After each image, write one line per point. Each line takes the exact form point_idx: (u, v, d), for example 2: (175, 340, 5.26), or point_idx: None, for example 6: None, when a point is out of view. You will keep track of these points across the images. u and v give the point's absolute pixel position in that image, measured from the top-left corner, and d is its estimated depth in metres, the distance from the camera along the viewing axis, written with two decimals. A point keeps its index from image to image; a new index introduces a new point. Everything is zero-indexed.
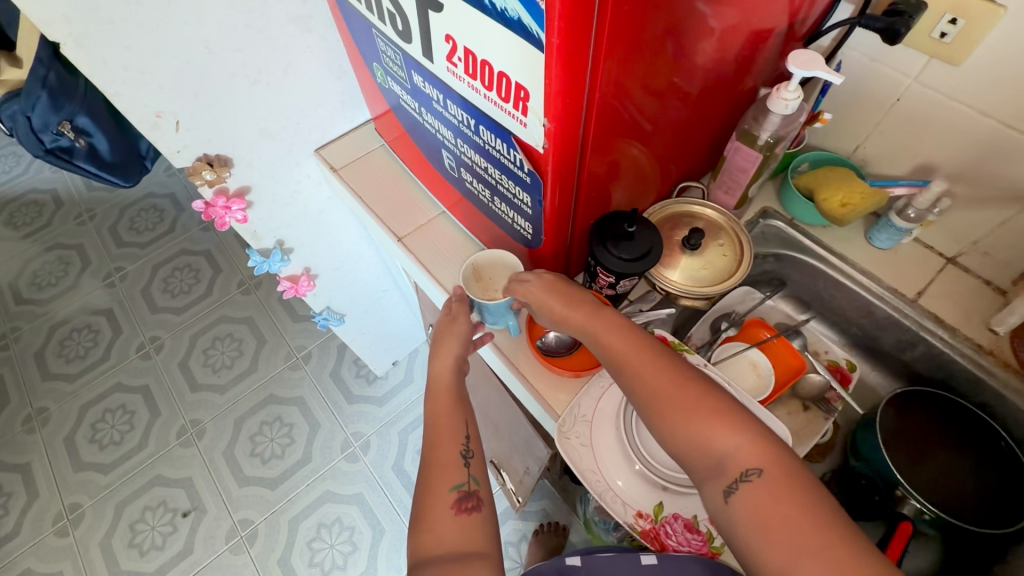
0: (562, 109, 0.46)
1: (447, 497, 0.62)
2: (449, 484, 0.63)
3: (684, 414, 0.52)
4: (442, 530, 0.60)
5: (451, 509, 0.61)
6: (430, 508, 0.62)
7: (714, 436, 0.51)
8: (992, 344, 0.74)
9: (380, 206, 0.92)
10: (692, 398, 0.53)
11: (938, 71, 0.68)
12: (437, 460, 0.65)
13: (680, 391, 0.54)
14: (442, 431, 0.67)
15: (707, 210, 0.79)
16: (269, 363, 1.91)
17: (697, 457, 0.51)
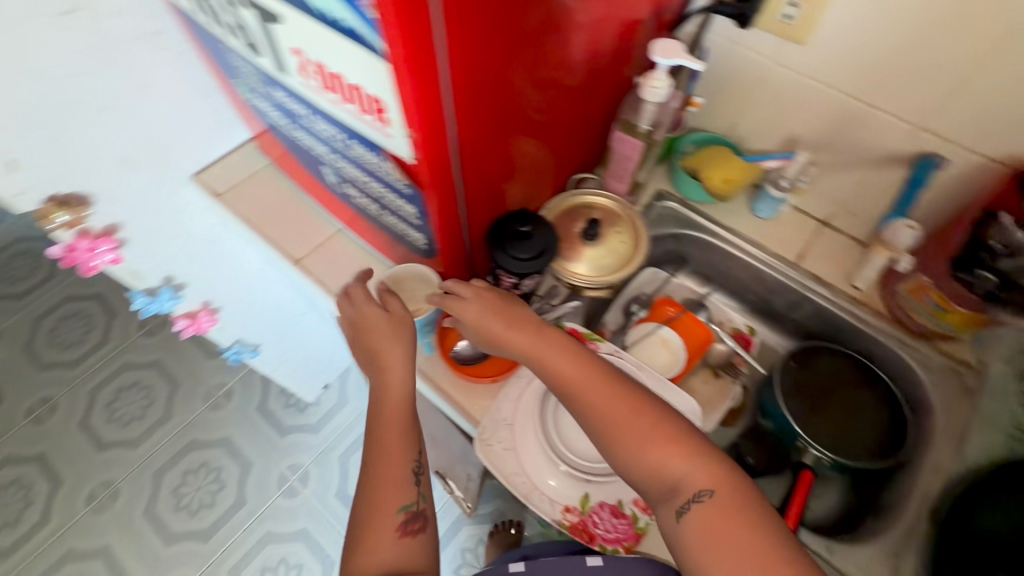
0: (422, 118, 0.44)
1: (393, 518, 0.60)
2: (397, 504, 0.61)
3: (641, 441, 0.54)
4: (382, 552, 0.58)
5: (397, 532, 0.60)
6: (370, 525, 0.60)
7: (669, 463, 0.53)
8: (864, 295, 0.81)
9: (272, 229, 0.86)
10: (649, 428, 0.54)
11: (789, 50, 0.72)
12: (385, 477, 0.61)
13: (632, 416, 0.55)
14: (388, 451, 0.62)
15: (600, 199, 0.80)
16: (186, 406, 1.76)
17: (653, 482, 0.53)
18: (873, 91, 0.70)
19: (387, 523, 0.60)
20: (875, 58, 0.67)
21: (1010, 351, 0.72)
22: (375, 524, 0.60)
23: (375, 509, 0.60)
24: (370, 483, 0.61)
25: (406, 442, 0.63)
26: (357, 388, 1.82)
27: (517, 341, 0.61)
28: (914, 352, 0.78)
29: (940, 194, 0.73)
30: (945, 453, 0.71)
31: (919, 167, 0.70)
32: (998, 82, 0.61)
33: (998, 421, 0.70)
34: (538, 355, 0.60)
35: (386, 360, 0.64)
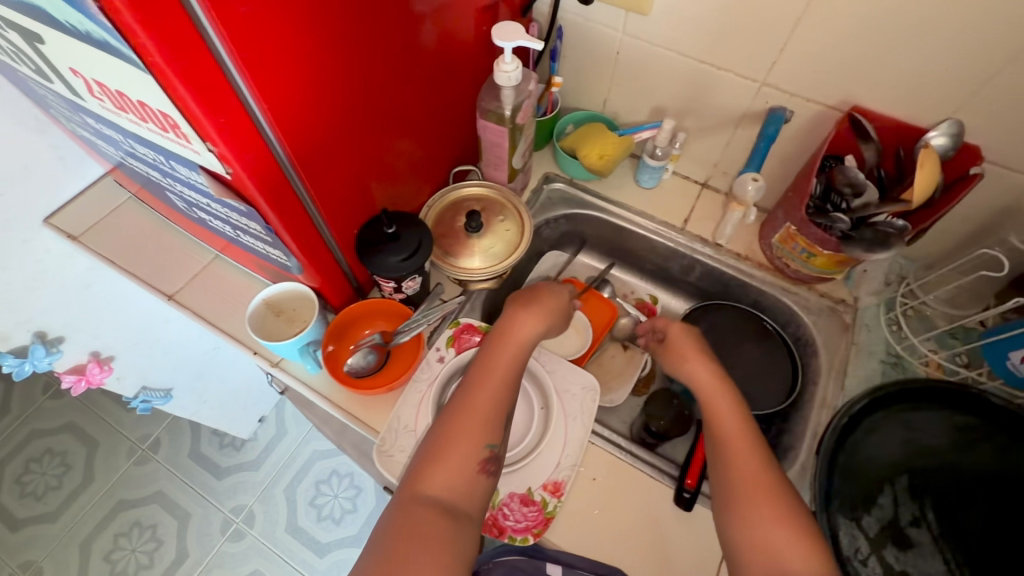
0: (223, 131, 0.42)
1: (478, 451, 0.56)
2: (483, 440, 0.57)
3: (753, 506, 0.55)
4: (450, 475, 0.55)
5: (475, 465, 0.56)
6: (439, 449, 0.56)
7: (777, 540, 0.52)
8: (746, 250, 0.85)
9: (142, 266, 0.80)
10: (763, 496, 0.55)
11: (637, 23, 0.74)
12: (479, 404, 0.59)
13: (755, 476, 0.56)
14: (490, 384, 0.61)
15: (480, 190, 0.80)
16: (109, 466, 1.64)
17: (762, 562, 0.52)
18: (717, 55, 0.72)
19: (461, 454, 0.56)
20: (711, 22, 0.68)
21: (877, 284, 0.79)
22: (450, 449, 0.56)
23: (459, 437, 0.57)
24: (466, 403, 0.59)
25: (502, 391, 0.60)
26: (295, 415, 1.74)
27: (704, 378, 0.67)
28: (796, 297, 0.82)
29: (793, 145, 0.76)
30: (829, 389, 0.75)
31: (769, 122, 0.72)
32: (818, 37, 0.64)
33: (874, 351, 0.76)
34: (711, 396, 0.65)
35: (541, 304, 0.69)
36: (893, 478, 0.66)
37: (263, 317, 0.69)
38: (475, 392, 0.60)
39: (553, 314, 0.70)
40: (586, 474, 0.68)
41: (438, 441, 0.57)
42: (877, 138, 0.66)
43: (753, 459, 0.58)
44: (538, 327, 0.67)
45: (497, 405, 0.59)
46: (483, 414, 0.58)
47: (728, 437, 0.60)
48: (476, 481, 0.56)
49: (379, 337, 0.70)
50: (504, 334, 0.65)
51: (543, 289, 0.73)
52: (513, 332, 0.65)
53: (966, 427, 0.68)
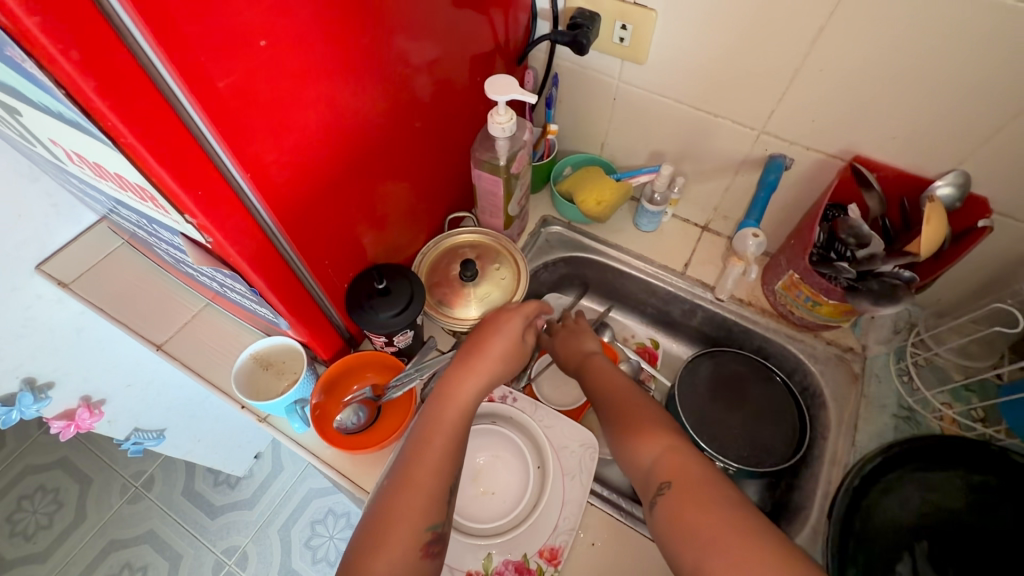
0: (200, 202, 0.40)
1: (417, 536, 0.53)
2: (423, 521, 0.54)
3: (619, 433, 0.61)
4: (386, 563, 0.51)
5: (417, 549, 0.53)
6: (377, 537, 0.52)
7: (642, 448, 0.58)
8: (749, 296, 0.82)
9: (133, 315, 0.79)
10: (629, 426, 0.60)
11: (633, 71, 0.73)
12: (420, 478, 0.56)
13: (622, 409, 0.63)
14: (430, 453, 0.58)
15: (474, 236, 0.78)
16: (100, 504, 1.60)
17: (638, 477, 0.57)
18: (713, 102, 0.71)
19: (400, 539, 0.52)
20: (707, 71, 0.68)
21: (884, 333, 0.77)
22: (388, 538, 0.52)
23: (396, 523, 0.53)
24: (406, 478, 0.56)
25: (446, 463, 0.57)
26: (292, 451, 1.70)
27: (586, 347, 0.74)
28: (802, 344, 0.79)
29: (794, 190, 0.75)
30: (839, 444, 0.71)
31: (768, 169, 0.71)
32: (816, 88, 0.63)
33: (885, 405, 0.72)
34: (592, 362, 0.71)
35: (488, 348, 0.65)
36: (910, 544, 0.63)
37: (251, 371, 0.67)
38: (415, 466, 0.56)
39: (497, 363, 0.65)
40: (586, 539, 0.65)
41: (376, 527, 0.53)
42: (880, 187, 0.64)
43: (623, 399, 0.64)
44: (480, 383, 0.63)
45: (441, 477, 0.56)
46: (424, 489, 0.55)
47: (597, 386, 0.68)
48: (420, 566, 0.52)
49: (369, 391, 0.69)
50: (444, 394, 0.62)
51: (493, 332, 0.66)
52: (452, 397, 0.62)
53: (984, 487, 0.65)
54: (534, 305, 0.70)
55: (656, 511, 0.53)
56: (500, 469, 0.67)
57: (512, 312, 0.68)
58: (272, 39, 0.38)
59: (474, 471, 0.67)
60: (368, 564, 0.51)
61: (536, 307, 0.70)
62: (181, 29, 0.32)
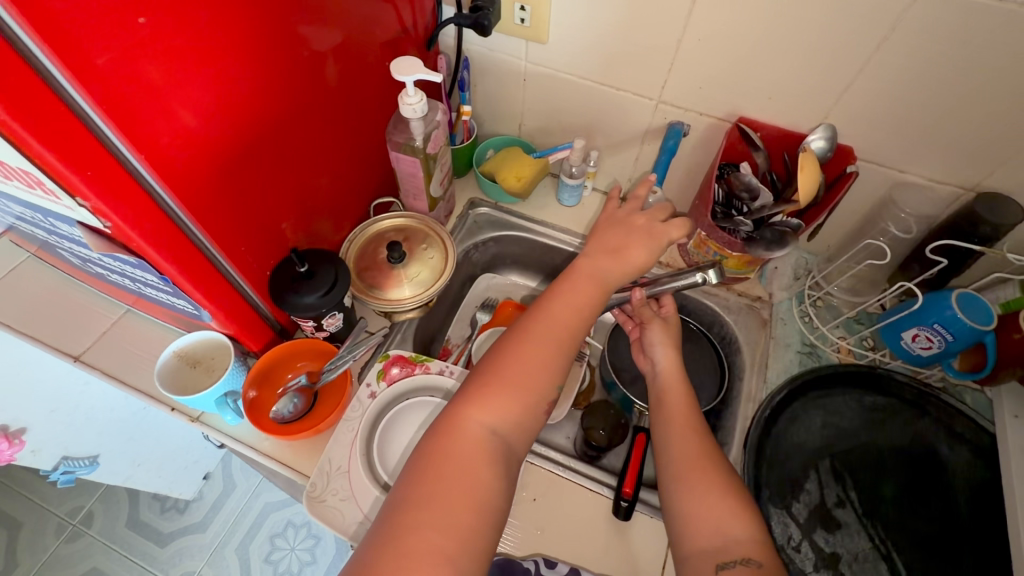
0: (92, 184, 0.40)
1: (545, 389, 0.60)
2: (552, 380, 0.61)
3: (700, 492, 0.57)
4: (501, 414, 0.57)
5: (540, 402, 0.60)
6: (487, 391, 0.58)
7: (724, 516, 0.55)
8: (667, 257, 0.88)
9: (45, 328, 0.76)
10: (715, 490, 0.57)
11: (537, 51, 0.77)
12: (552, 341, 0.62)
13: (702, 463, 0.59)
14: (564, 323, 0.64)
15: (400, 220, 0.80)
16: (35, 548, 1.50)
17: (704, 533, 0.55)
18: (613, 77, 0.76)
19: (512, 399, 0.58)
20: (603, 48, 0.72)
21: (786, 280, 0.85)
22: (498, 396, 0.58)
23: (509, 386, 0.59)
24: (535, 342, 0.62)
25: (568, 339, 0.63)
26: (244, 468, 1.65)
27: (673, 378, 0.69)
28: (717, 298, 0.85)
29: (694, 155, 0.81)
30: (753, 383, 0.78)
31: (669, 135, 0.77)
32: (698, 58, 0.68)
33: (790, 344, 0.80)
34: (673, 389, 0.68)
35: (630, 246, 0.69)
36: (816, 463, 0.70)
37: (175, 369, 0.66)
38: (534, 337, 0.62)
39: (638, 266, 0.69)
40: (527, 495, 0.68)
41: (485, 384, 0.59)
42: (763, 145, 0.71)
43: (698, 449, 0.61)
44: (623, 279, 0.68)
45: (557, 349, 0.62)
46: (548, 355, 0.61)
47: (677, 430, 0.63)
48: (533, 418, 0.59)
49: (304, 379, 0.69)
50: (580, 275, 0.67)
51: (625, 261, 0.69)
52: (592, 280, 0.67)
53: (875, 407, 0.73)
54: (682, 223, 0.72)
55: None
56: None
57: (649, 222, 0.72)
58: (152, 16, 0.38)
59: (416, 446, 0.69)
60: (475, 414, 0.57)
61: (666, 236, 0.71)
62: (49, 4, 0.32)
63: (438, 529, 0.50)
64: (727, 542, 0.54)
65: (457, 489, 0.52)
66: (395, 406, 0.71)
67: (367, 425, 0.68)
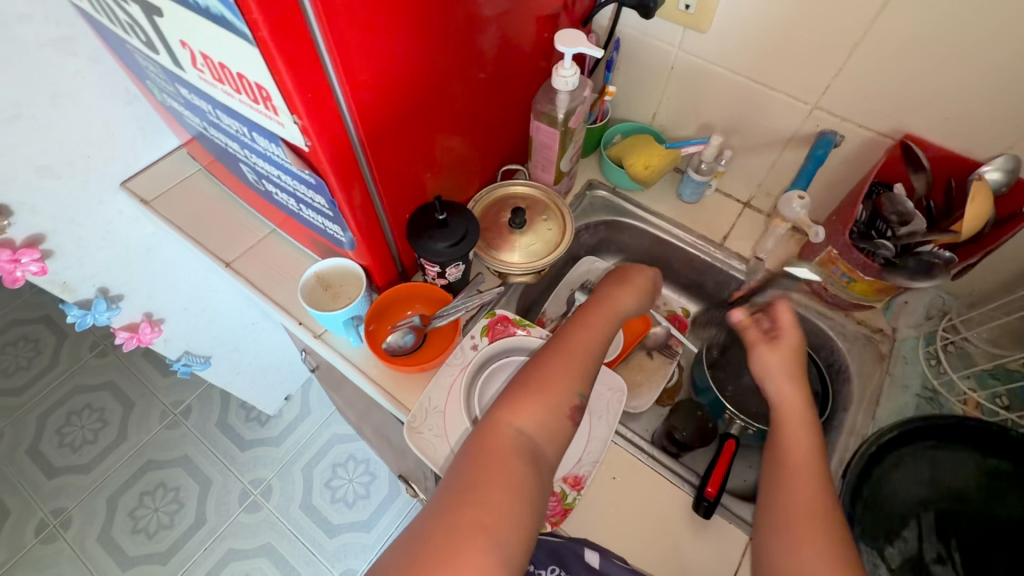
0: (309, 107, 0.46)
1: (574, 397, 0.61)
2: (577, 388, 0.62)
3: (804, 548, 0.52)
4: (528, 416, 0.58)
5: (569, 408, 0.61)
6: (521, 396, 0.60)
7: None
8: (784, 271, 0.85)
9: (204, 234, 0.86)
10: (809, 536, 0.52)
11: (693, 39, 0.76)
12: (573, 356, 0.64)
13: (813, 520, 0.53)
14: (582, 339, 0.67)
15: (526, 188, 0.83)
16: (141, 426, 1.72)
17: None
18: (769, 76, 0.73)
19: (543, 403, 0.60)
20: (765, 43, 0.70)
21: (916, 318, 0.79)
22: (530, 399, 0.60)
23: (538, 393, 0.60)
24: (561, 351, 0.65)
25: (589, 355, 0.66)
26: (320, 397, 1.79)
27: (799, 431, 0.61)
28: (831, 322, 0.81)
29: (840, 168, 0.77)
30: (859, 416, 0.74)
31: (818, 144, 0.73)
32: (870, 65, 0.65)
33: (909, 385, 0.75)
34: (790, 439, 0.60)
35: (630, 276, 0.77)
36: (918, 514, 0.65)
37: (312, 288, 0.73)
38: (563, 354, 0.65)
39: (641, 294, 0.76)
40: (607, 473, 0.69)
41: (524, 389, 0.61)
42: (929, 168, 0.66)
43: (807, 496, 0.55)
44: (634, 302, 0.74)
45: (578, 359, 0.65)
46: (570, 364, 0.64)
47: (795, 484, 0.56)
48: (564, 426, 0.60)
49: (418, 320, 0.74)
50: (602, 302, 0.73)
51: (623, 290, 0.75)
52: (607, 303, 0.72)
53: (996, 473, 0.66)
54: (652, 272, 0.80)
55: None
56: None
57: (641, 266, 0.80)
58: None
59: None
60: (509, 417, 0.58)
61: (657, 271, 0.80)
62: None
63: (481, 523, 0.50)
64: None
65: (496, 482, 0.53)
66: (496, 361, 0.74)
67: (469, 375, 0.72)
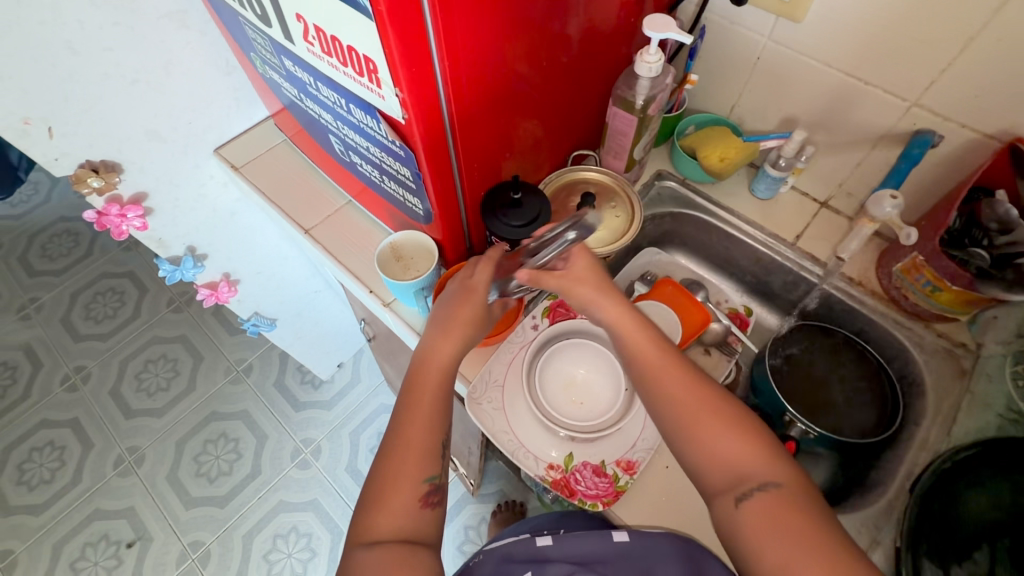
0: (411, 80, 0.48)
1: (418, 487, 0.61)
2: (421, 475, 0.61)
3: (708, 434, 0.56)
4: (397, 517, 0.59)
5: (417, 500, 0.61)
6: (387, 495, 0.60)
7: (731, 454, 0.55)
8: (861, 276, 0.82)
9: (286, 201, 0.92)
10: (712, 425, 0.57)
11: (785, 28, 0.73)
12: (412, 439, 0.63)
13: (702, 406, 0.58)
14: (420, 416, 0.64)
15: (595, 174, 0.83)
16: (208, 379, 1.85)
17: (720, 472, 0.55)
18: (865, 69, 0.70)
19: (407, 496, 0.60)
20: (865, 35, 0.67)
21: (1005, 335, 0.71)
22: (392, 497, 0.60)
23: (405, 474, 0.61)
24: (399, 445, 0.62)
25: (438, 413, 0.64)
26: (371, 367, 1.87)
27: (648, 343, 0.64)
28: (909, 332, 0.78)
29: (935, 171, 0.73)
30: (932, 431, 0.72)
31: (914, 144, 0.69)
32: (983, 60, 0.61)
33: (991, 404, 0.69)
34: (642, 346, 0.64)
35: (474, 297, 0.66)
36: (993, 538, 0.61)
37: (385, 259, 0.76)
38: (408, 429, 0.63)
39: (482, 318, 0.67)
40: (660, 461, 0.68)
41: (383, 488, 0.60)
42: None
43: (697, 393, 0.59)
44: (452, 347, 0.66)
45: (439, 408, 0.64)
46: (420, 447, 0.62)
47: (675, 395, 0.60)
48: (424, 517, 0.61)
49: None
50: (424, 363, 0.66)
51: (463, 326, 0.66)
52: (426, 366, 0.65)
53: None
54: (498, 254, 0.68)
55: (743, 510, 0.52)
56: (588, 382, 0.72)
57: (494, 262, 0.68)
58: None
59: (567, 382, 0.72)
60: (376, 522, 0.59)
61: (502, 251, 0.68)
62: None
63: None
64: (740, 473, 0.54)
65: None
66: (557, 341, 0.74)
67: (531, 352, 0.73)
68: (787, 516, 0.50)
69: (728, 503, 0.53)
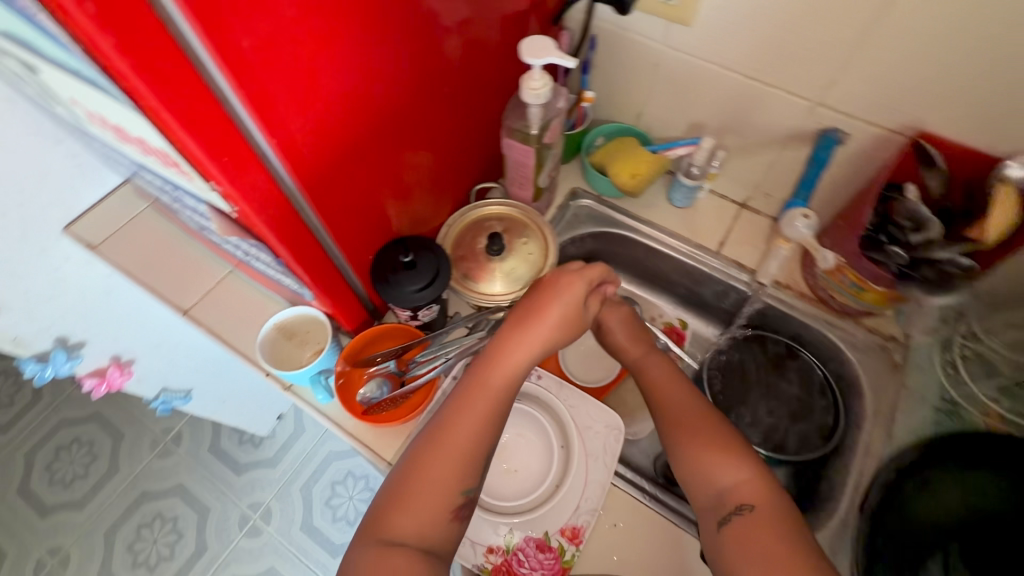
0: (226, 170, 0.40)
1: (454, 499, 0.53)
2: (459, 487, 0.53)
3: (691, 441, 0.58)
4: (419, 522, 0.51)
5: (446, 513, 0.53)
6: (411, 491, 0.52)
7: (719, 470, 0.56)
8: (787, 279, 0.79)
9: (157, 278, 0.79)
10: (703, 441, 0.58)
11: (679, 33, 0.68)
12: (454, 441, 0.54)
13: (695, 423, 0.59)
14: (473, 414, 0.56)
15: (497, 208, 0.76)
16: (132, 456, 1.67)
17: (705, 493, 0.56)
18: (764, 71, 0.66)
19: (438, 500, 0.52)
20: (761, 35, 0.62)
21: (930, 323, 0.71)
22: (418, 495, 0.52)
23: (437, 483, 0.53)
24: (440, 437, 0.54)
25: (484, 433, 0.56)
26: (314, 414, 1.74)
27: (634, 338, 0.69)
28: (842, 333, 0.76)
29: (847, 168, 0.70)
30: (874, 435, 0.70)
31: (820, 145, 0.68)
32: (880, 58, 0.58)
33: (926, 398, 0.69)
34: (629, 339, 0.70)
35: (560, 296, 0.61)
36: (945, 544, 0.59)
37: (274, 342, 0.66)
38: (453, 427, 0.55)
39: (561, 325, 0.61)
40: (608, 520, 0.64)
41: (407, 486, 0.53)
42: (944, 165, 0.59)
43: (687, 406, 0.61)
44: (535, 351, 0.60)
45: (499, 412, 0.57)
46: (462, 454, 0.54)
47: (669, 409, 0.62)
48: (449, 530, 0.53)
49: (393, 366, 0.67)
50: (495, 359, 0.58)
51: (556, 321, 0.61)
52: (497, 364, 0.58)
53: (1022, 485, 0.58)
54: (599, 269, 0.64)
55: (723, 534, 0.53)
56: (523, 445, 0.67)
57: (578, 274, 0.63)
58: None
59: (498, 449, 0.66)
60: (393, 519, 0.51)
61: (601, 270, 0.64)
62: None
63: None
64: (723, 492, 0.55)
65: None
66: None
67: None
68: (762, 539, 0.50)
69: (711, 524, 0.54)
